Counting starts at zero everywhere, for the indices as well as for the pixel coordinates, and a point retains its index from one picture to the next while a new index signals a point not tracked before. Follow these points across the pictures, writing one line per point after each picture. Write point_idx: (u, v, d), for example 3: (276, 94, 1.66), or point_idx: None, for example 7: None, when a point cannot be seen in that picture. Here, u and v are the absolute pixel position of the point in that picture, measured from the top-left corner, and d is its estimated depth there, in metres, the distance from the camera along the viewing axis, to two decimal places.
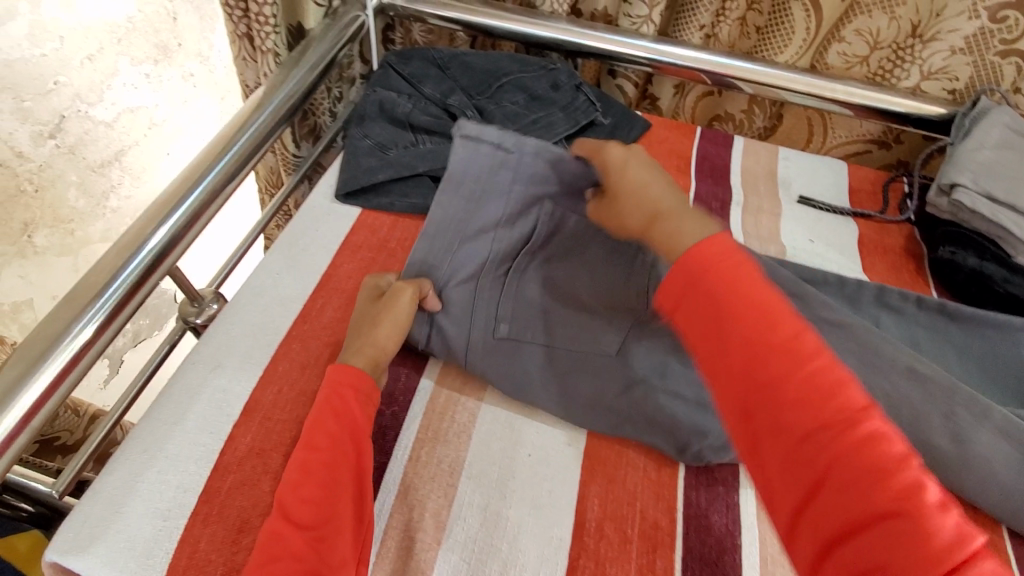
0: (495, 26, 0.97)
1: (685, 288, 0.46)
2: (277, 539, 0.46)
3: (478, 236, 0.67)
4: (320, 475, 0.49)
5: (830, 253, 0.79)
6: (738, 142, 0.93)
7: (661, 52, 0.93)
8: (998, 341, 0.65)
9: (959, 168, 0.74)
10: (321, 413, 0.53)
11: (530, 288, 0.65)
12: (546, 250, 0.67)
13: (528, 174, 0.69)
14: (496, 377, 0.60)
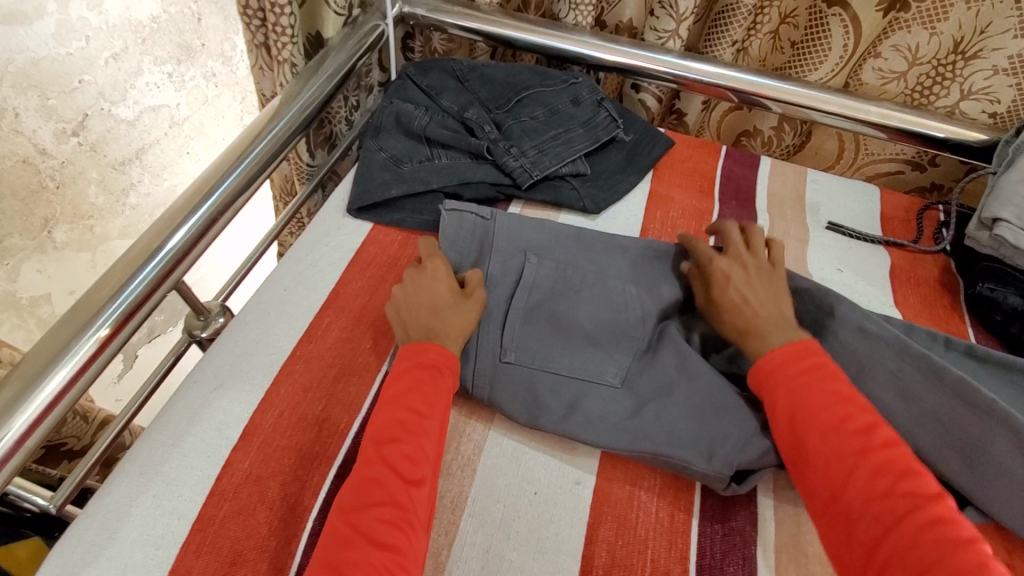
0: (517, 38, 0.94)
1: (776, 383, 0.53)
2: (380, 486, 0.47)
3: (487, 250, 0.66)
4: (418, 433, 0.50)
5: (860, 284, 0.75)
6: (765, 163, 0.90)
7: (687, 69, 0.90)
8: None
9: (1001, 201, 0.69)
10: (414, 372, 0.54)
11: (529, 322, 0.61)
12: (554, 258, 0.66)
13: (512, 231, 0.67)
14: (511, 388, 0.58)
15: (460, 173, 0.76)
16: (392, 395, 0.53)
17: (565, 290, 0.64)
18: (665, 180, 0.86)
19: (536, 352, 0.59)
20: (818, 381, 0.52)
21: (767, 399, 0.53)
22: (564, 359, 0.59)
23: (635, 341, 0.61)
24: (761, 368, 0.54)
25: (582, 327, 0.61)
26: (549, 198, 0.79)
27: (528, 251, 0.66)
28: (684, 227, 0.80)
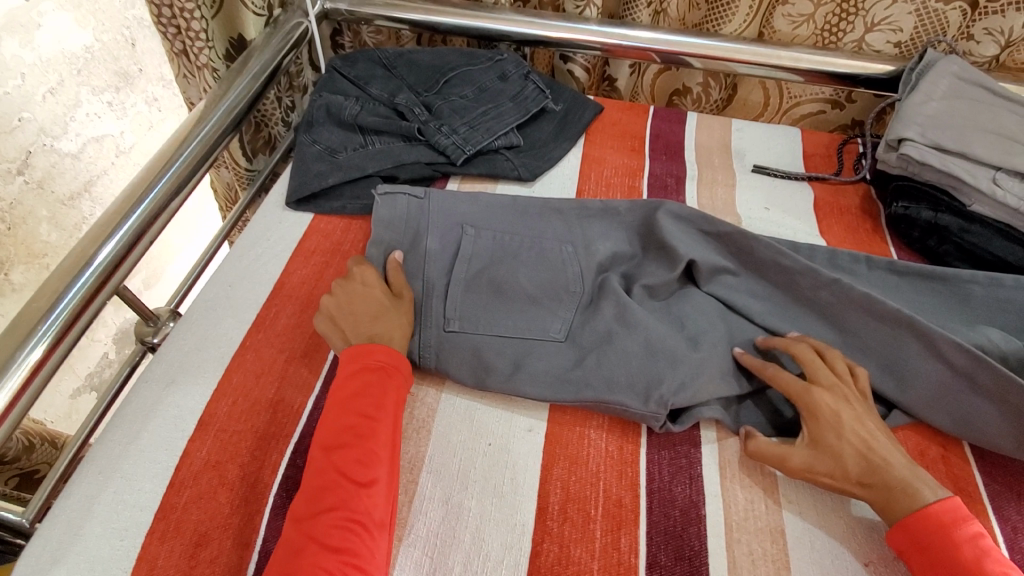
0: (439, 22, 0.96)
1: (914, 530, 0.48)
2: (333, 495, 0.49)
3: (420, 231, 0.66)
4: (368, 437, 0.51)
5: (787, 219, 0.79)
6: (691, 118, 0.94)
7: (608, 34, 0.92)
8: (948, 295, 0.65)
9: (905, 123, 0.71)
10: (361, 377, 0.55)
11: (470, 291, 0.63)
12: (490, 228, 0.68)
13: (449, 208, 0.68)
14: (458, 354, 0.60)
15: (394, 155, 0.78)
16: (339, 402, 0.54)
17: (503, 258, 0.66)
18: (597, 143, 0.88)
19: (480, 318, 0.61)
20: (972, 544, 0.46)
21: (905, 547, 0.48)
22: (510, 322, 0.61)
23: (574, 295, 0.64)
24: (913, 523, 0.48)
25: (521, 288, 0.63)
26: (485, 171, 0.81)
27: (466, 224, 0.68)
28: (619, 184, 0.82)
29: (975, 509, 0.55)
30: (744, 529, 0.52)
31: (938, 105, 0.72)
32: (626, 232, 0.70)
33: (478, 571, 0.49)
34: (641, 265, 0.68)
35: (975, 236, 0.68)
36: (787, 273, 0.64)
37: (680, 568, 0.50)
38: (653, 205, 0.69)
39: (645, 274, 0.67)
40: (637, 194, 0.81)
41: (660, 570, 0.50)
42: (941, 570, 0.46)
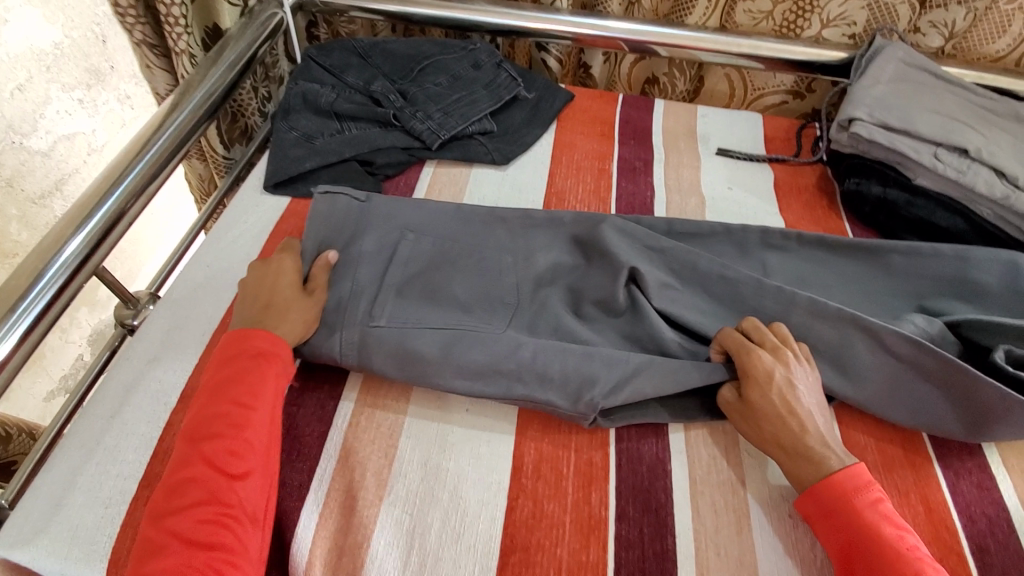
0: (411, 12, 0.98)
1: (819, 497, 0.50)
2: (200, 484, 0.48)
3: (361, 233, 0.67)
4: (241, 427, 0.51)
5: (748, 198, 0.83)
6: (659, 105, 0.97)
7: (579, 24, 0.95)
8: (902, 260, 0.68)
9: (854, 104, 0.75)
10: (239, 364, 0.54)
11: (403, 296, 0.62)
12: (432, 234, 0.69)
13: (389, 213, 0.69)
14: (387, 352, 0.58)
15: (370, 140, 0.80)
16: (218, 386, 0.53)
17: (441, 263, 0.66)
18: (568, 129, 0.92)
19: (413, 316, 0.60)
20: (874, 512, 0.48)
21: (811, 512, 0.50)
22: (442, 317, 0.61)
23: (506, 304, 0.64)
24: (819, 490, 0.50)
25: (453, 294, 0.63)
26: (459, 155, 0.83)
27: (406, 229, 0.68)
28: (589, 167, 0.86)
29: (919, 457, 0.59)
30: (707, 482, 0.55)
31: (884, 88, 0.77)
32: (568, 242, 0.70)
33: (455, 526, 0.51)
34: (583, 275, 0.68)
35: (920, 208, 0.73)
36: (730, 283, 0.65)
37: (648, 518, 0.52)
38: (596, 221, 0.70)
39: (589, 284, 0.67)
40: (607, 177, 0.84)
41: (629, 521, 0.52)
42: (842, 536, 0.48)
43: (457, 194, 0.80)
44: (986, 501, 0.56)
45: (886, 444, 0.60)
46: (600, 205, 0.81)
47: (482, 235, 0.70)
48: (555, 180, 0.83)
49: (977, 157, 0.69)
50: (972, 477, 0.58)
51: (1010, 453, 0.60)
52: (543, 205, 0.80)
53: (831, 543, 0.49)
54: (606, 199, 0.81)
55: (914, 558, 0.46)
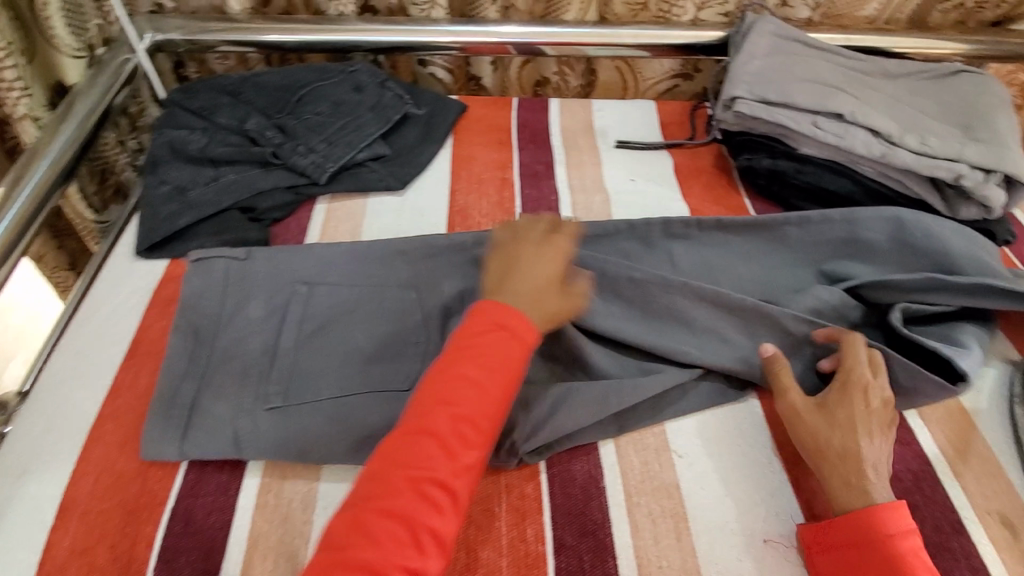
0: (282, 40, 0.93)
1: (852, 524, 0.48)
2: (412, 494, 0.44)
3: (250, 296, 0.63)
4: (465, 417, 0.47)
5: (651, 187, 0.83)
6: (554, 105, 0.96)
7: (460, 33, 0.93)
8: (802, 231, 0.69)
9: (734, 83, 0.76)
10: (487, 335, 0.50)
11: (303, 356, 0.58)
12: (326, 282, 0.65)
13: (273, 269, 0.65)
14: (285, 430, 0.54)
15: (250, 185, 0.74)
16: (457, 356, 0.49)
17: (340, 315, 0.62)
18: (465, 142, 0.89)
19: (317, 381, 0.57)
20: (913, 559, 0.46)
21: (836, 540, 0.49)
22: (348, 377, 0.57)
23: (420, 346, 0.61)
24: (854, 522, 0.48)
25: (358, 347, 0.60)
26: (351, 186, 0.78)
27: (296, 280, 0.64)
28: (490, 178, 0.83)
29: None
30: (642, 493, 0.54)
31: (760, 63, 0.78)
32: (473, 266, 0.68)
33: None
34: None
35: (810, 176, 0.75)
36: (641, 282, 0.64)
37: (586, 544, 0.51)
38: (497, 240, 0.68)
39: None
40: (509, 186, 0.82)
41: (568, 551, 0.50)
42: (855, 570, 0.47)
43: (353, 228, 0.75)
44: (908, 456, 0.57)
45: None
46: (505, 216, 0.78)
47: (379, 272, 0.66)
48: (456, 197, 0.80)
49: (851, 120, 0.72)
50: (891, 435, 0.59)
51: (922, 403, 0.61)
52: (447, 226, 0.76)
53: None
54: (511, 210, 0.79)
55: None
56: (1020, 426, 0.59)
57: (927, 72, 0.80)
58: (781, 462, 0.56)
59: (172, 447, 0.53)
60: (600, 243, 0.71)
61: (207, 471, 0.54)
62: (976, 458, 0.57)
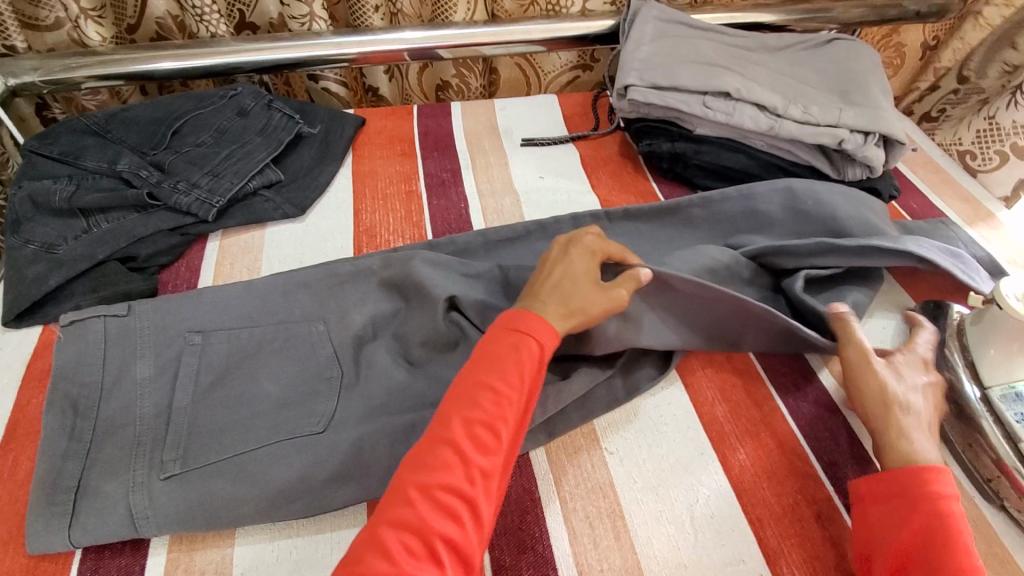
0: (150, 69, 0.85)
1: (895, 481, 0.47)
2: (404, 545, 0.40)
3: (135, 354, 0.57)
4: (461, 457, 0.44)
5: (560, 182, 0.82)
6: (456, 109, 0.94)
7: (346, 44, 0.88)
8: (705, 211, 0.70)
9: (625, 71, 0.76)
10: (507, 339, 0.49)
11: (201, 414, 0.54)
12: (224, 328, 0.60)
13: (162, 322, 0.60)
14: (188, 498, 0.49)
15: (128, 231, 0.68)
16: (474, 377, 0.48)
17: (240, 361, 0.58)
18: (366, 157, 0.85)
19: (218, 437, 0.52)
20: (951, 521, 0.44)
21: (874, 494, 0.48)
22: (253, 427, 0.53)
23: (333, 381, 0.58)
24: (898, 474, 0.47)
25: (264, 394, 0.56)
26: (244, 218, 0.73)
27: (188, 331, 0.59)
28: (395, 193, 0.80)
29: (762, 396, 0.60)
30: (577, 497, 0.52)
31: (648, 49, 0.78)
32: (383, 288, 0.65)
33: None
34: (406, 318, 0.63)
35: (707, 155, 0.76)
36: None
37: (526, 560, 0.49)
38: (405, 259, 0.65)
39: (412, 326, 0.62)
40: (416, 199, 0.79)
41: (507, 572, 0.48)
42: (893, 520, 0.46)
43: (252, 263, 0.70)
44: (825, 415, 0.58)
45: (731, 392, 0.60)
46: (415, 230, 0.75)
47: (281, 309, 0.62)
48: (361, 216, 0.77)
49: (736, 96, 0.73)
50: (809, 396, 0.60)
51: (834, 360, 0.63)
52: (354, 249, 0.73)
53: (883, 530, 0.46)
54: (420, 223, 0.76)
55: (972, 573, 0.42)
56: None
57: (804, 42, 0.83)
58: (708, 442, 0.56)
59: (58, 538, 0.48)
60: (512, 247, 0.69)
61: (106, 556, 0.49)
62: None
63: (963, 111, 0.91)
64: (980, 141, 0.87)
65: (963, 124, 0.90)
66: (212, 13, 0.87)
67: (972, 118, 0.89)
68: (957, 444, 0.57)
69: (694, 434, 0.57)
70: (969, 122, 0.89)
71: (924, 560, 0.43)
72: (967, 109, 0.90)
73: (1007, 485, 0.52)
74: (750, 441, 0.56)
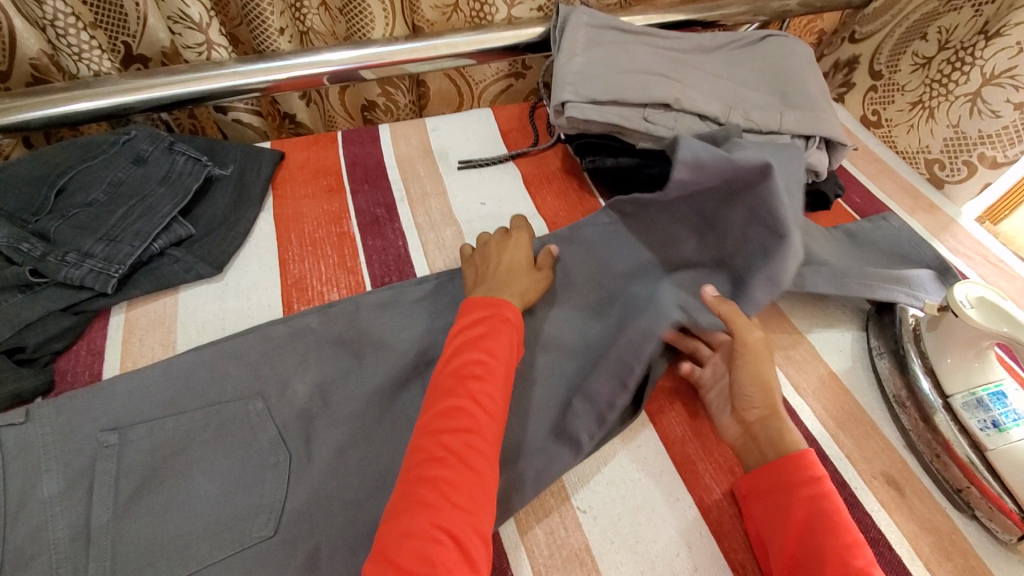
0: (23, 120, 0.73)
1: (773, 474, 0.49)
2: (445, 491, 0.42)
3: (38, 469, 0.48)
4: (472, 411, 0.46)
5: (503, 207, 0.77)
6: (384, 133, 0.87)
7: (252, 75, 0.79)
8: None
9: (559, 86, 0.72)
10: (489, 319, 0.52)
11: (131, 533, 0.46)
12: (145, 420, 0.52)
13: (72, 426, 0.50)
14: None
15: (11, 317, 0.57)
16: (465, 347, 0.50)
17: (169, 458, 0.50)
18: (289, 198, 0.78)
19: (156, 555, 0.45)
20: (815, 496, 0.47)
21: (756, 488, 0.50)
22: (193, 540, 0.46)
23: (277, 469, 0.51)
24: (783, 463, 0.50)
25: (201, 496, 0.49)
26: (152, 285, 0.65)
27: (102, 433, 0.50)
28: (325, 236, 0.73)
29: None
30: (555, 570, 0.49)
31: (581, 60, 0.74)
32: (322, 354, 0.59)
33: None
34: (350, 386, 0.57)
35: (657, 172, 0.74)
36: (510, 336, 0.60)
37: None
38: (347, 320, 0.61)
39: (355, 395, 0.57)
40: (349, 241, 0.73)
41: None
42: (768, 491, 0.49)
43: (166, 337, 0.62)
44: None
45: (700, 426, 0.58)
46: (350, 277, 0.69)
47: (205, 392, 0.55)
48: (288, 268, 0.70)
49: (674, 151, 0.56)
50: None
51: (799, 378, 0.62)
52: (284, 306, 0.66)
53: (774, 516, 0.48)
54: (356, 268, 0.70)
55: (856, 545, 0.44)
56: (882, 378, 0.61)
57: (738, 40, 0.81)
58: (683, 485, 0.54)
59: None
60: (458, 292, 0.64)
61: None
62: (852, 423, 0.59)
63: (915, 119, 0.85)
64: (949, 151, 0.81)
65: (922, 132, 0.84)
66: (92, 50, 0.77)
67: (933, 125, 0.83)
68: (924, 453, 0.56)
69: (670, 479, 0.54)
70: (929, 129, 0.83)
71: (811, 547, 0.45)
72: (923, 118, 0.84)
73: (979, 496, 0.51)
74: (726, 478, 0.54)
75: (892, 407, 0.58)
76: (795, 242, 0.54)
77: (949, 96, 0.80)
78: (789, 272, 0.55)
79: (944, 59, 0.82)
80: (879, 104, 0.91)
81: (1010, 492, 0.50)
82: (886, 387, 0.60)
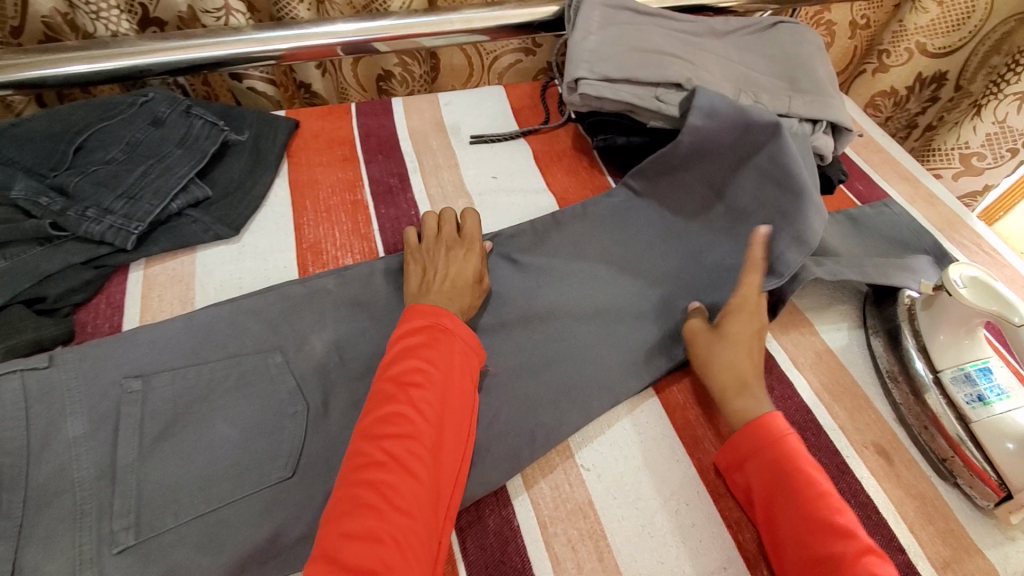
0: (41, 77, 0.74)
1: (748, 439, 0.51)
2: (385, 493, 0.43)
3: (64, 410, 0.49)
4: (412, 415, 0.47)
5: (514, 182, 0.79)
6: (397, 105, 0.88)
7: (269, 41, 0.80)
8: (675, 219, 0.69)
9: (575, 63, 0.73)
10: (431, 329, 0.53)
11: (155, 473, 0.48)
12: (168, 368, 0.54)
13: (97, 372, 0.52)
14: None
15: (32, 268, 0.59)
16: (405, 355, 0.51)
17: (190, 405, 0.52)
18: (304, 165, 0.79)
19: (179, 495, 0.47)
20: (789, 453, 0.49)
21: (732, 458, 0.52)
22: (215, 481, 0.48)
23: (294, 421, 0.53)
24: (756, 428, 0.51)
25: (221, 441, 0.50)
26: (170, 243, 0.66)
27: (124, 380, 0.52)
28: (339, 204, 0.74)
29: None
30: (559, 522, 0.51)
31: (596, 38, 0.75)
32: (337, 314, 0.61)
33: None
34: (365, 346, 0.59)
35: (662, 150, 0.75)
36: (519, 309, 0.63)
37: None
38: (362, 282, 0.63)
39: (369, 354, 0.59)
40: (363, 209, 0.74)
41: None
42: (746, 460, 0.51)
43: (184, 294, 0.64)
44: (791, 409, 0.59)
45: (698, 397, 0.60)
46: (364, 244, 0.70)
47: (224, 346, 0.56)
48: (303, 232, 0.71)
49: (692, 101, 0.64)
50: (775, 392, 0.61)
51: (797, 353, 0.64)
52: (298, 268, 0.67)
53: (751, 485, 0.50)
54: (369, 235, 0.71)
55: (827, 497, 0.47)
56: (876, 355, 0.64)
57: (747, 26, 0.82)
58: (682, 448, 0.56)
59: None
60: None
61: None
62: (846, 395, 0.61)
63: (965, 117, 1.04)
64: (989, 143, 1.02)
65: (965, 128, 1.04)
66: (110, 10, 0.78)
67: (979, 123, 1.01)
68: (913, 425, 0.59)
69: (672, 441, 0.57)
70: (976, 126, 1.02)
71: (790, 510, 0.47)
72: (971, 116, 1.02)
73: (961, 464, 0.54)
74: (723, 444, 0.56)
75: (885, 382, 0.61)
76: (814, 205, 0.61)
77: (999, 94, 0.96)
78: (815, 232, 0.60)
79: (1004, 65, 0.97)
80: (948, 110, 1.10)
81: (991, 463, 0.53)
82: (880, 362, 0.63)
